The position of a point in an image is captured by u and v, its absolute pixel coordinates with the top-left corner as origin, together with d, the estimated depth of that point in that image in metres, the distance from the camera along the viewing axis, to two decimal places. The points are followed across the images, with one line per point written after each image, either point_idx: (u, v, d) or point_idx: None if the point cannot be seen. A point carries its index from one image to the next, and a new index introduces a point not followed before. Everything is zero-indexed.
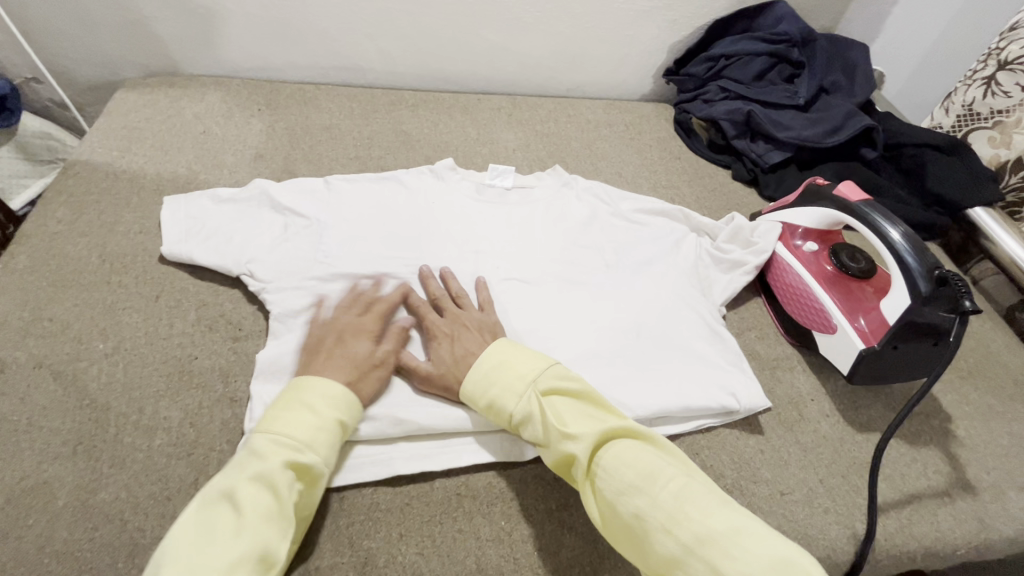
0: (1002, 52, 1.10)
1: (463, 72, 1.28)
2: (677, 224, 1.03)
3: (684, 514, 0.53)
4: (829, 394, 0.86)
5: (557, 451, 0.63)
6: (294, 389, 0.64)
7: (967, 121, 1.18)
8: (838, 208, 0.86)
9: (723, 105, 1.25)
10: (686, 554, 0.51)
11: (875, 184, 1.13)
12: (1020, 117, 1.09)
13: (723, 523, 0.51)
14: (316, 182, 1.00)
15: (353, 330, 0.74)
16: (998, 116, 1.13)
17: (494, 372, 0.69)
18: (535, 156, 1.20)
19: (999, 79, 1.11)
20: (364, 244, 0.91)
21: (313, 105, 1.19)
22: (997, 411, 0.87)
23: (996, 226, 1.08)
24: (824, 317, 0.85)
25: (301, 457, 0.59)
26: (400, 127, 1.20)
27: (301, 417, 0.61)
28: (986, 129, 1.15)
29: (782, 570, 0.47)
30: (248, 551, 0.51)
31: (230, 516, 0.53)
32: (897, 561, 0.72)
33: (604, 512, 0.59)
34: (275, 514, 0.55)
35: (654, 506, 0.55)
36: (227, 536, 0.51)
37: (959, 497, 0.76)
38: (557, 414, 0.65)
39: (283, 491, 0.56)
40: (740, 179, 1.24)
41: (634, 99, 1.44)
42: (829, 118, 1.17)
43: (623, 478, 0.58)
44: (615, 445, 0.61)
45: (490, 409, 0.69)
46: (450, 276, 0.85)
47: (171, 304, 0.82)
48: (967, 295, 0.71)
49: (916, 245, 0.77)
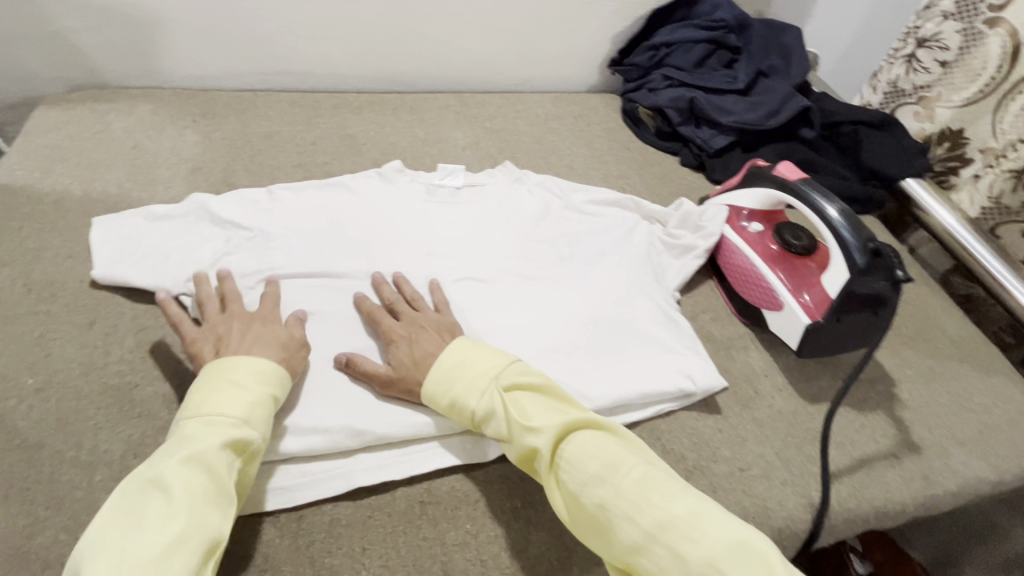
0: (919, 30, 1.15)
1: (409, 71, 1.26)
2: (629, 212, 1.04)
3: (647, 501, 0.55)
4: (782, 369, 0.88)
5: (519, 444, 0.63)
6: (217, 370, 0.63)
7: (894, 98, 1.24)
8: (779, 188, 0.88)
9: (667, 93, 1.26)
10: (650, 541, 0.53)
11: (816, 162, 1.17)
12: (940, 91, 1.14)
13: (685, 507, 0.54)
14: (257, 193, 0.96)
15: (262, 315, 0.73)
16: (920, 92, 1.18)
17: (455, 369, 0.69)
18: (485, 153, 1.19)
19: (919, 57, 1.16)
20: (312, 253, 0.88)
21: (252, 113, 1.15)
22: (937, 372, 0.91)
23: (927, 197, 1.14)
24: (771, 295, 0.88)
25: (239, 436, 0.58)
26: (344, 131, 1.16)
27: (230, 394, 0.61)
28: (912, 104, 1.20)
29: (739, 551, 0.50)
30: (183, 531, 0.50)
31: (160, 502, 0.52)
32: (852, 524, 0.74)
33: (567, 503, 0.60)
34: (213, 496, 0.54)
35: (619, 494, 0.56)
36: (155, 520, 0.50)
37: (906, 457, 0.79)
38: (519, 409, 0.65)
39: (216, 470, 0.55)
40: (688, 165, 1.26)
41: (582, 91, 1.42)
42: (768, 101, 1.20)
43: (587, 468, 0.59)
44: (578, 435, 0.62)
45: (451, 406, 0.68)
46: (403, 280, 0.84)
47: (107, 331, 0.78)
48: (898, 265, 0.75)
49: (852, 219, 0.79)
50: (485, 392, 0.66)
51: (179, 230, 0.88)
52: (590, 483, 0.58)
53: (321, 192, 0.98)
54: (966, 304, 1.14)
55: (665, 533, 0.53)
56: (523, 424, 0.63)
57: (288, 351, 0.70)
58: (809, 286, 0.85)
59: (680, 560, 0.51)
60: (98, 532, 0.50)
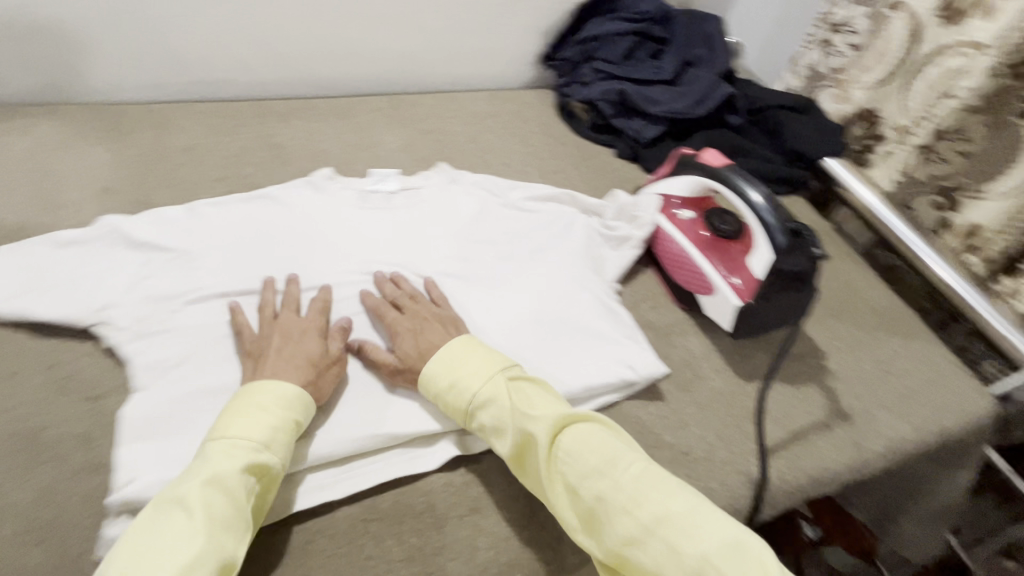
0: (832, 16, 1.23)
1: (337, 74, 1.21)
2: (566, 207, 1.04)
3: (645, 497, 0.58)
4: (719, 350, 0.91)
5: (517, 435, 0.65)
6: (245, 392, 0.63)
7: (813, 82, 1.30)
8: (705, 175, 0.92)
9: (598, 86, 1.28)
10: (645, 534, 0.57)
11: (742, 147, 1.21)
12: (852, 74, 1.20)
13: (683, 504, 0.57)
14: (175, 211, 0.90)
15: (309, 328, 0.74)
16: (836, 75, 1.24)
17: (458, 365, 0.70)
18: (419, 155, 1.16)
19: (834, 41, 1.23)
20: (239, 271, 0.84)
21: (169, 126, 1.08)
22: (861, 340, 0.96)
23: (849, 174, 1.20)
24: (703, 280, 0.90)
25: (258, 460, 0.59)
26: (270, 140, 1.12)
27: (255, 418, 0.61)
28: (829, 87, 1.26)
29: (732, 549, 0.54)
30: (204, 548, 0.52)
31: (184, 520, 0.53)
32: (790, 494, 0.78)
33: (562, 492, 0.63)
34: (232, 517, 0.55)
35: (617, 489, 0.59)
36: (179, 533, 0.52)
37: (836, 425, 0.84)
38: (524, 398, 0.67)
39: (236, 494, 0.56)
40: (623, 157, 1.27)
41: (517, 87, 1.41)
42: (695, 90, 1.25)
43: (587, 460, 0.62)
44: (577, 429, 0.65)
45: (450, 400, 0.70)
46: (401, 277, 0.85)
47: (9, 371, 0.72)
48: (814, 242, 0.82)
49: (772, 202, 0.83)
50: (489, 383, 0.69)
51: (85, 256, 0.82)
52: (589, 475, 0.61)
53: (243, 205, 0.92)
54: (891, 275, 1.19)
55: (660, 527, 0.56)
56: (523, 415, 0.66)
57: (318, 372, 0.69)
58: (738, 267, 0.89)
59: (675, 554, 0.55)
60: (130, 538, 0.52)
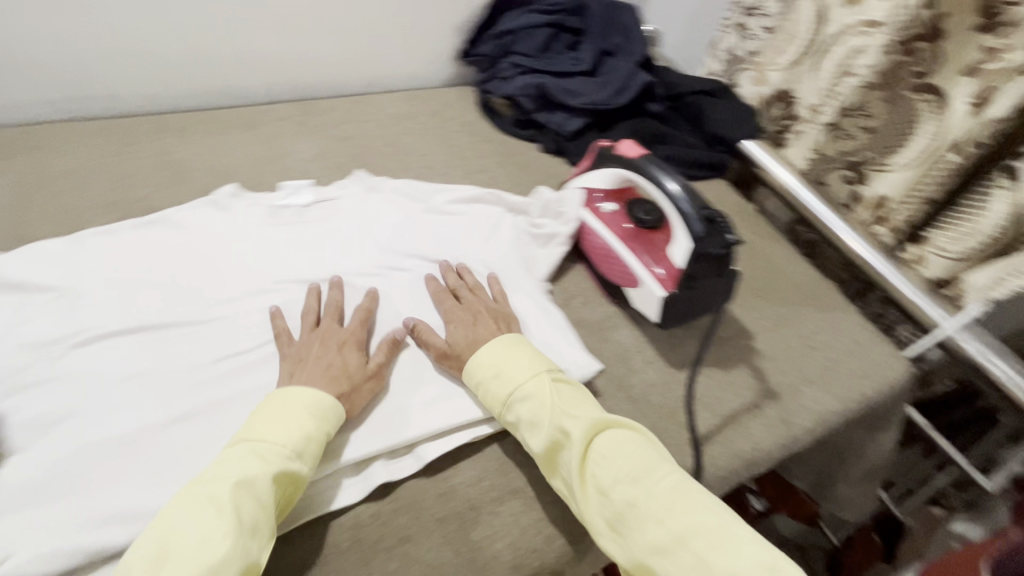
0: None
1: (232, 78, 0.96)
2: (495, 205, 0.88)
3: (682, 511, 0.48)
4: (651, 341, 0.83)
5: (554, 433, 0.56)
6: (282, 394, 0.55)
7: (732, 67, 1.08)
8: (622, 167, 0.81)
9: (516, 79, 1.05)
10: (677, 545, 0.47)
11: (664, 134, 1.01)
12: (767, 58, 1.00)
13: (726, 521, 0.47)
14: (56, 243, 0.69)
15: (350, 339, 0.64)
16: (753, 59, 1.03)
17: (504, 358, 0.62)
18: (333, 163, 0.93)
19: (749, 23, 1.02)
20: (128, 313, 0.64)
21: (42, 150, 0.83)
22: (793, 305, 0.90)
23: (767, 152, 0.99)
24: (628, 273, 0.81)
25: (292, 467, 0.51)
26: (166, 156, 0.88)
27: (295, 420, 0.53)
28: (749, 72, 1.04)
29: None
30: (230, 551, 0.44)
31: (210, 519, 0.45)
32: (719, 480, 0.71)
33: (591, 493, 0.53)
34: (260, 525, 0.47)
35: (655, 499, 0.49)
36: (200, 530, 0.44)
37: (767, 405, 0.77)
38: (562, 396, 0.59)
39: (266, 500, 0.48)
40: (546, 150, 1.05)
41: (439, 85, 1.17)
42: (613, 78, 1.03)
43: (625, 462, 0.53)
44: (617, 428, 0.56)
45: (485, 391, 0.61)
46: (465, 269, 0.76)
47: None
48: (729, 229, 0.72)
49: (691, 191, 0.73)
50: (532, 373, 0.60)
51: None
52: (622, 480, 0.51)
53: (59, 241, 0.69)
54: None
55: (694, 540, 0.46)
56: (561, 410, 0.57)
57: (350, 385, 0.59)
58: (654, 263, 0.79)
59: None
60: (148, 534, 0.45)
